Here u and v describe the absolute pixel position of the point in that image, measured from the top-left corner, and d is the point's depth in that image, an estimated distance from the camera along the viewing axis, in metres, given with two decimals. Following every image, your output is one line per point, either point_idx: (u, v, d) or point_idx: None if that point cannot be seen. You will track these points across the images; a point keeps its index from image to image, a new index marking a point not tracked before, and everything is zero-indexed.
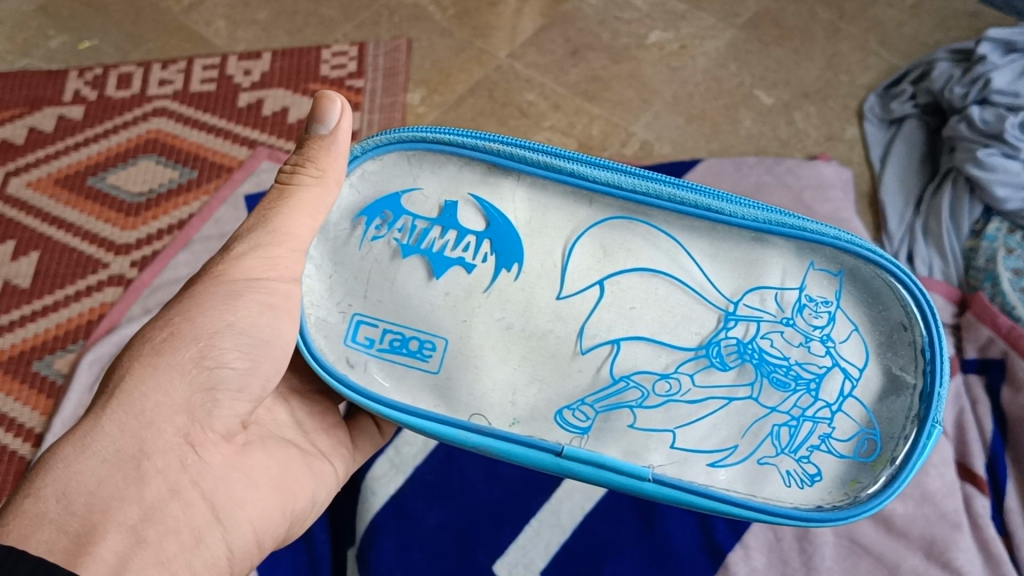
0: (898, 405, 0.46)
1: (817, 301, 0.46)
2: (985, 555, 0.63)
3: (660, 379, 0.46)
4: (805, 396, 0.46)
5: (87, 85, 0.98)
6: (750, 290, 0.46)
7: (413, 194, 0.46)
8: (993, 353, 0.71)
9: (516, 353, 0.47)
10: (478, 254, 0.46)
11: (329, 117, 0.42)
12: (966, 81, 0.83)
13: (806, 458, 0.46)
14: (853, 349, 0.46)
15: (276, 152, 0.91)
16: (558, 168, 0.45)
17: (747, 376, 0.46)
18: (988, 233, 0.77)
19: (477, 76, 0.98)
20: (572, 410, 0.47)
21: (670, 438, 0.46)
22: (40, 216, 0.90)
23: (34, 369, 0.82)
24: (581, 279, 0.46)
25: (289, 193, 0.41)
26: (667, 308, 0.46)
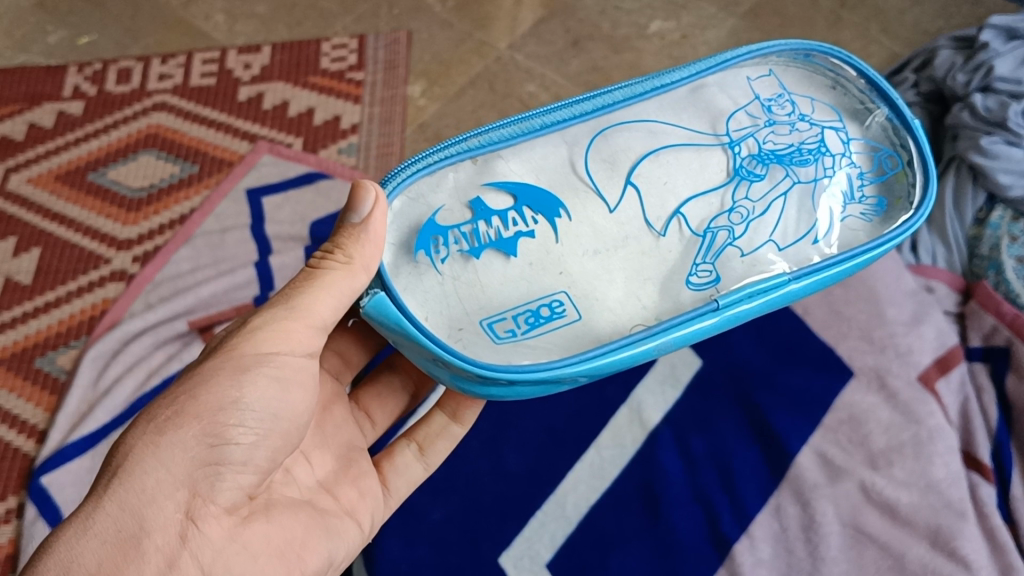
0: (876, 129, 0.56)
1: (776, 99, 0.55)
2: (991, 543, 0.63)
3: (729, 213, 0.52)
4: (824, 158, 0.54)
5: (87, 81, 0.97)
6: (729, 120, 0.54)
7: (442, 212, 0.49)
8: (996, 341, 0.70)
9: (617, 267, 0.50)
10: (528, 220, 0.49)
11: (361, 205, 0.42)
12: (968, 68, 0.82)
13: (862, 198, 0.54)
14: (820, 109, 0.55)
15: (276, 147, 0.91)
16: (529, 126, 0.51)
17: (778, 172, 0.53)
18: (992, 221, 0.77)
19: (477, 68, 0.98)
20: (696, 274, 0.50)
21: (773, 246, 0.51)
22: (41, 212, 0.90)
23: (36, 365, 0.82)
24: (612, 188, 0.51)
25: (315, 276, 0.42)
26: (688, 169, 0.52)
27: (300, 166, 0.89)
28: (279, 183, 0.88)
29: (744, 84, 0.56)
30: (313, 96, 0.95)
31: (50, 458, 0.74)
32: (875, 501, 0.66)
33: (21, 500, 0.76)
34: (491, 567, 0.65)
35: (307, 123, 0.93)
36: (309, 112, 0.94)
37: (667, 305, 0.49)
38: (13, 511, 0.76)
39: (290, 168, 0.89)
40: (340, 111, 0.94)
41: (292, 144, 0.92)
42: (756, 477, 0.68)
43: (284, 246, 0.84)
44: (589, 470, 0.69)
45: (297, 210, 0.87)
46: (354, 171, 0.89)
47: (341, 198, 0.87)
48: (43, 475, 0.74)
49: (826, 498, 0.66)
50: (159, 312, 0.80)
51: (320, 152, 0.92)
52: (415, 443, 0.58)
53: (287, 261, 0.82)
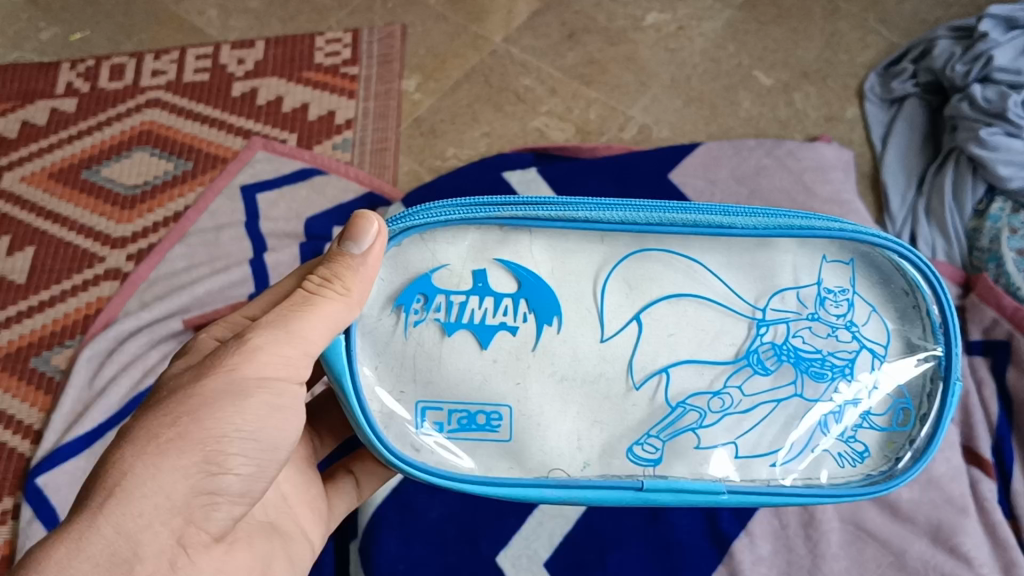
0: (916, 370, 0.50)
1: (835, 292, 0.49)
2: (992, 539, 0.62)
3: (712, 397, 0.49)
4: (841, 380, 0.49)
5: (80, 78, 0.97)
6: (773, 296, 0.49)
7: (442, 272, 0.47)
8: (997, 335, 0.70)
9: (575, 402, 0.49)
10: (518, 316, 0.48)
11: (364, 239, 0.42)
12: (967, 59, 0.81)
13: (853, 437, 0.50)
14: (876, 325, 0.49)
15: (271, 142, 0.90)
16: (572, 218, 0.46)
17: (787, 376, 0.49)
18: (992, 213, 0.76)
19: (472, 62, 0.97)
20: (641, 445, 0.49)
21: (733, 450, 0.49)
22: (34, 210, 0.89)
23: (31, 365, 0.82)
24: (616, 317, 0.48)
25: (312, 303, 0.41)
26: (699, 328, 0.49)
27: (296, 162, 0.88)
28: (276, 179, 0.87)
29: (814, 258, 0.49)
30: (307, 91, 0.94)
31: (46, 459, 0.74)
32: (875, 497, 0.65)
33: (17, 501, 0.75)
34: (489, 566, 0.64)
35: (302, 118, 0.93)
36: (303, 106, 0.93)
37: (600, 461, 0.49)
38: (9, 512, 0.75)
39: (285, 165, 0.88)
40: (335, 106, 0.93)
41: (286, 140, 0.92)
42: None
43: (280, 244, 0.84)
44: None
45: (292, 207, 0.86)
46: (348, 166, 0.88)
47: (336, 195, 0.86)
48: (39, 476, 0.73)
49: None
50: (156, 309, 0.79)
51: (315, 147, 0.91)
52: (354, 474, 0.58)
53: (282, 258, 0.81)
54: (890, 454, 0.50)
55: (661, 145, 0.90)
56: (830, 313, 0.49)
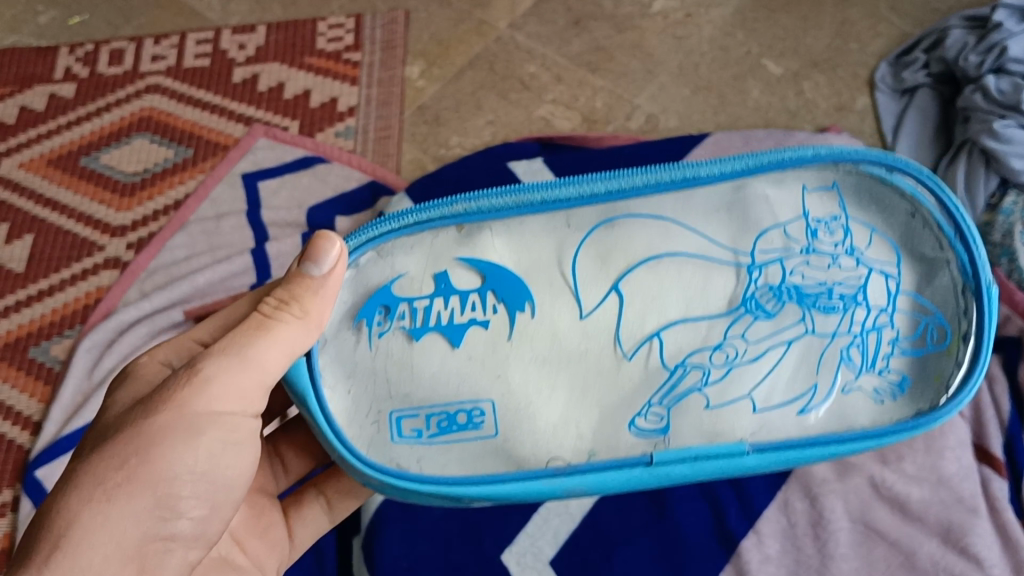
0: (943, 287, 0.47)
1: (828, 222, 0.47)
2: (1003, 539, 0.62)
3: (714, 351, 0.46)
4: (857, 311, 0.46)
5: (79, 62, 0.95)
6: (758, 239, 0.47)
7: (400, 281, 0.46)
8: (1009, 331, 0.69)
9: (562, 383, 0.46)
10: (487, 309, 0.46)
11: (323, 258, 0.40)
12: (981, 49, 0.80)
13: (886, 369, 0.47)
14: (884, 247, 0.47)
15: (272, 129, 0.88)
16: (528, 203, 0.45)
17: (794, 315, 0.46)
18: (1005, 207, 0.75)
19: (477, 48, 0.96)
20: (644, 415, 0.46)
21: (750, 404, 0.46)
22: (33, 197, 0.88)
23: (30, 356, 0.81)
24: (594, 290, 0.46)
25: (266, 327, 0.40)
26: (685, 284, 0.46)
27: (298, 150, 0.87)
28: (277, 167, 0.86)
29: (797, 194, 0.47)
30: (309, 77, 0.93)
31: (46, 450, 0.73)
32: (885, 496, 0.64)
33: (16, 494, 0.75)
34: (494, 564, 0.64)
35: (304, 105, 0.91)
36: (305, 93, 0.92)
37: (603, 441, 0.46)
38: (8, 505, 0.74)
39: (289, 153, 0.87)
40: (337, 93, 0.92)
41: (288, 128, 0.90)
42: None
43: (281, 233, 0.82)
44: None
45: (294, 195, 0.85)
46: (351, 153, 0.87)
47: (338, 182, 0.85)
48: (40, 468, 0.72)
49: (835, 492, 0.64)
50: (156, 300, 0.78)
51: (317, 135, 0.90)
52: (325, 496, 0.56)
53: (284, 247, 0.80)
54: (935, 387, 0.47)
55: (667, 135, 0.89)
56: (824, 241, 0.46)
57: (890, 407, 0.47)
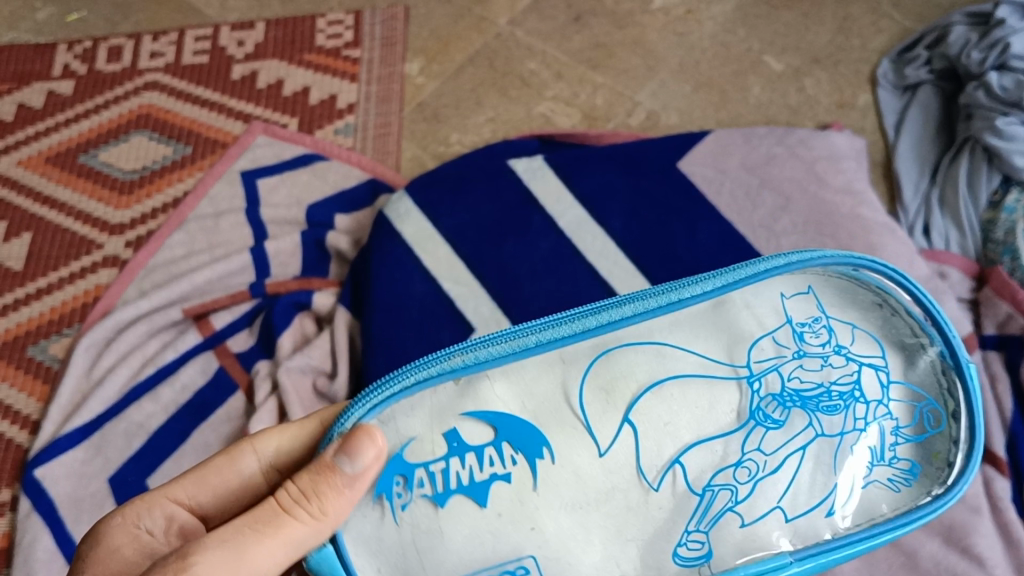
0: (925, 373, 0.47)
1: (811, 323, 0.45)
2: (1004, 539, 0.62)
3: (735, 469, 0.43)
4: (857, 405, 0.45)
5: (77, 59, 0.95)
6: (751, 349, 0.44)
7: (412, 446, 0.41)
8: (1012, 330, 0.69)
9: (596, 527, 0.42)
10: (505, 461, 0.41)
11: (358, 459, 0.37)
12: (984, 45, 0.80)
13: (894, 458, 0.46)
14: (865, 341, 0.46)
15: (271, 127, 0.88)
16: (521, 344, 0.42)
17: (798, 419, 0.44)
18: (1007, 205, 0.74)
19: (477, 44, 0.95)
20: (685, 545, 0.43)
21: (782, 514, 0.44)
22: (31, 195, 0.87)
23: (28, 354, 0.80)
24: (607, 425, 0.42)
25: (277, 524, 0.37)
26: (691, 405, 0.43)
27: (297, 148, 0.87)
28: (276, 165, 0.86)
29: (776, 302, 0.46)
30: (308, 74, 0.92)
31: (43, 449, 0.71)
32: None
33: (15, 493, 0.74)
34: None
35: (303, 102, 0.91)
36: (304, 90, 0.92)
37: (648, 570, 0.43)
38: (7, 504, 0.73)
39: (287, 150, 0.87)
40: (336, 89, 0.91)
41: (287, 125, 0.90)
42: None
43: (280, 231, 0.82)
44: None
45: (293, 193, 0.84)
46: (350, 151, 0.87)
47: (338, 180, 0.85)
48: (37, 467, 0.70)
49: None
50: (154, 298, 0.77)
51: (316, 132, 0.90)
52: None
53: (283, 246, 0.79)
54: (938, 465, 0.46)
55: (668, 132, 0.88)
56: (813, 344, 0.45)
57: (906, 496, 0.46)
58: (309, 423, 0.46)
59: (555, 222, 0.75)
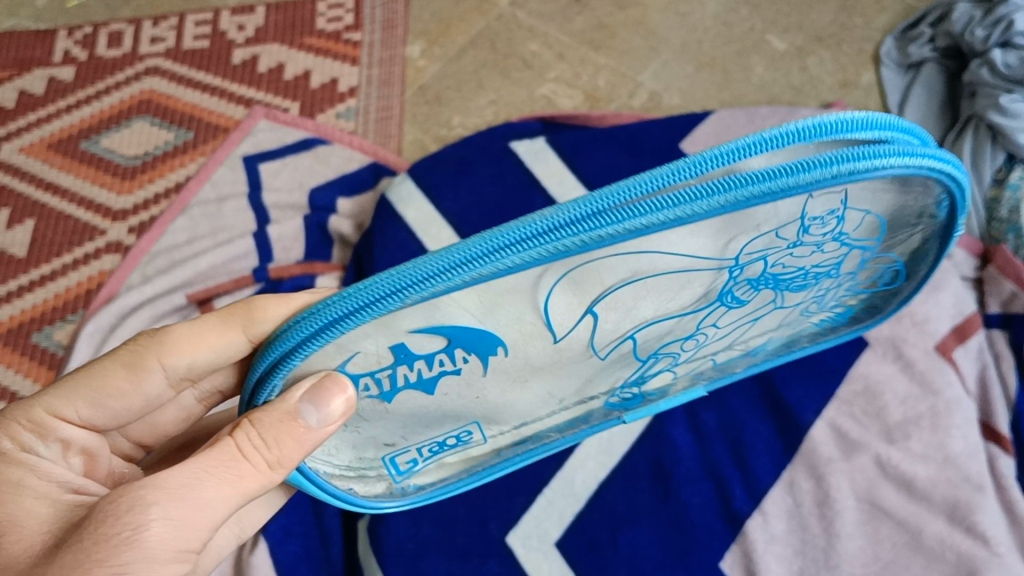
0: (914, 237, 0.48)
1: (820, 213, 0.39)
2: (1009, 517, 0.61)
3: (685, 339, 0.48)
4: (827, 277, 0.47)
5: (77, 45, 0.95)
6: (746, 245, 0.40)
7: (356, 358, 0.38)
8: (1016, 308, 0.68)
9: (533, 381, 0.47)
10: (457, 360, 0.41)
11: (327, 410, 0.38)
12: (988, 23, 0.79)
13: (831, 297, 0.52)
14: (863, 228, 0.44)
15: (272, 112, 0.88)
16: (479, 276, 0.35)
17: (766, 294, 0.46)
18: (1011, 181, 0.74)
19: (478, 26, 0.95)
20: (620, 392, 0.53)
21: (711, 355, 0.53)
22: (33, 181, 0.87)
23: (33, 341, 0.80)
24: (566, 315, 0.41)
25: (235, 470, 0.37)
26: (663, 287, 0.42)
27: (298, 131, 0.86)
28: (277, 149, 0.85)
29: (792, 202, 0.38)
30: (309, 58, 0.92)
31: None
32: (891, 475, 0.63)
33: None
34: (500, 546, 0.63)
35: (304, 86, 0.91)
36: (305, 74, 0.92)
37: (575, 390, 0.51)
38: None
39: (288, 134, 0.86)
40: (338, 73, 0.91)
41: (288, 109, 0.90)
42: (770, 452, 0.65)
43: (283, 215, 0.81)
44: (597, 445, 0.67)
45: (295, 176, 0.84)
46: (352, 135, 0.87)
47: (341, 163, 0.84)
48: None
49: (841, 471, 0.64)
50: (157, 284, 0.77)
51: (318, 116, 0.89)
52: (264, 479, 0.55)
53: (286, 230, 0.79)
54: (845, 291, 0.54)
55: (672, 113, 0.88)
56: (815, 234, 0.41)
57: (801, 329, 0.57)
58: (228, 337, 0.42)
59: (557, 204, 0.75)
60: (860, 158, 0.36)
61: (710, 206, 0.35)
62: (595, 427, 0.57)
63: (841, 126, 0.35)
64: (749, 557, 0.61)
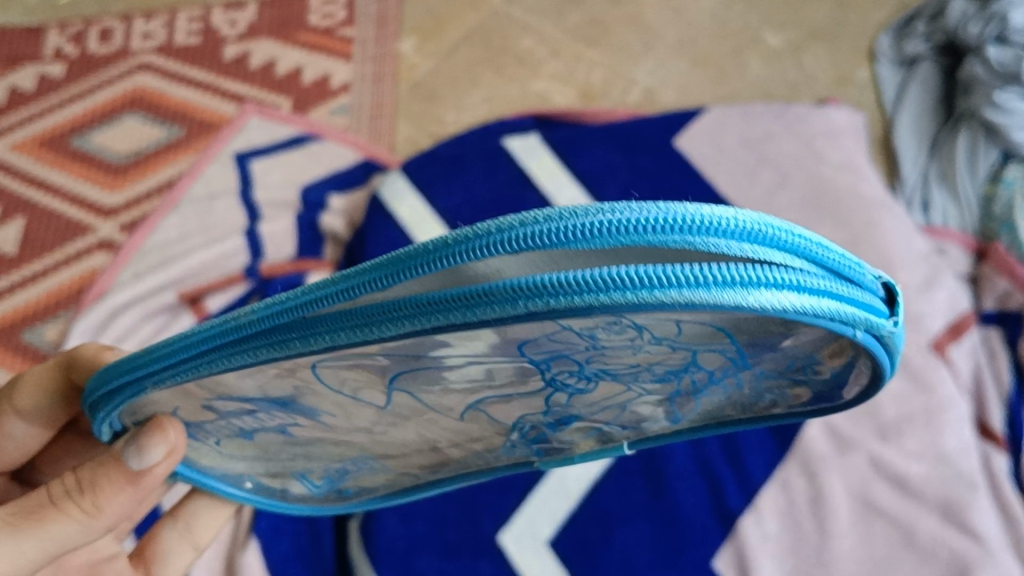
0: (808, 339, 0.29)
1: (609, 328, 0.27)
2: (1003, 514, 0.61)
3: (544, 415, 0.38)
4: (692, 376, 0.33)
5: (69, 42, 0.94)
6: (525, 349, 0.28)
7: (185, 409, 0.37)
8: (1011, 305, 0.69)
9: (398, 432, 0.40)
10: (283, 418, 0.37)
11: (137, 457, 0.37)
12: (983, 18, 0.79)
13: (760, 394, 0.36)
14: (698, 333, 0.28)
15: (264, 109, 0.87)
16: (215, 362, 0.30)
17: (615, 388, 0.34)
18: (1007, 179, 0.74)
19: (471, 22, 0.95)
20: (511, 448, 0.44)
21: (614, 432, 0.41)
22: (24, 179, 0.87)
23: (23, 339, 0.78)
24: (365, 386, 0.33)
25: (41, 516, 0.38)
26: (466, 376, 0.32)
27: (290, 128, 0.86)
28: (269, 146, 0.85)
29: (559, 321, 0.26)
30: (303, 54, 0.92)
31: None
32: (884, 472, 0.63)
33: None
34: (494, 545, 0.62)
35: (297, 83, 0.91)
36: (297, 71, 0.91)
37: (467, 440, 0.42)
38: None
39: (280, 130, 0.86)
40: (331, 69, 0.91)
41: (280, 106, 0.89)
42: (762, 447, 0.65)
43: (275, 213, 0.81)
44: None
45: (287, 174, 0.83)
46: (346, 132, 0.86)
47: (333, 161, 0.84)
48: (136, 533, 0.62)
49: (835, 468, 0.63)
50: (147, 281, 0.76)
51: (310, 112, 0.89)
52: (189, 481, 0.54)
53: (278, 228, 0.79)
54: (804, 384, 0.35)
55: (667, 110, 0.87)
56: (640, 340, 0.28)
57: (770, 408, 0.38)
58: (54, 370, 0.48)
59: (550, 201, 0.74)
60: (607, 282, 0.23)
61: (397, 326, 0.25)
62: (511, 467, 0.47)
63: (596, 227, 0.23)
64: (742, 555, 0.61)
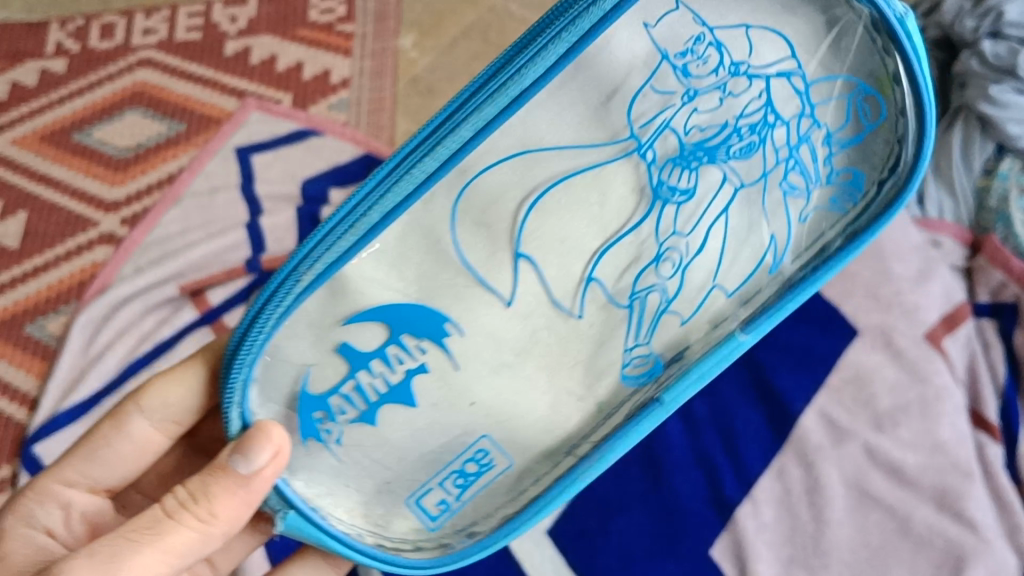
0: (859, 51, 0.39)
1: (695, 46, 0.38)
2: (998, 504, 0.62)
3: (656, 264, 0.42)
4: (774, 133, 0.40)
5: (70, 37, 0.94)
6: (630, 112, 0.39)
7: (311, 375, 0.39)
8: (1005, 298, 0.69)
9: (525, 372, 0.42)
10: (412, 353, 0.40)
11: (250, 455, 0.37)
12: (978, 13, 0.79)
13: (830, 176, 0.42)
14: (768, 47, 0.39)
15: (264, 104, 0.88)
16: (361, 223, 0.36)
17: (708, 175, 0.41)
18: (1001, 172, 0.74)
19: (469, 18, 0.95)
20: (629, 364, 0.43)
21: (722, 291, 0.43)
22: (26, 173, 0.87)
23: (26, 332, 0.79)
24: (505, 239, 0.39)
25: (159, 528, 0.36)
26: (586, 206, 0.40)
27: (291, 123, 0.87)
28: (268, 141, 0.85)
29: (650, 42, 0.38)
30: (302, 49, 0.93)
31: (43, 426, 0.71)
32: (880, 462, 0.64)
33: (15, 470, 0.73)
34: None
35: (296, 78, 0.91)
36: (297, 66, 0.92)
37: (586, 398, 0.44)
38: (8, 481, 0.72)
39: (279, 125, 0.86)
40: (330, 65, 0.92)
41: (281, 101, 0.90)
42: (759, 438, 0.66)
43: (275, 207, 0.81)
44: None
45: (286, 169, 0.84)
46: (346, 128, 0.87)
47: (333, 155, 0.84)
48: None
49: (831, 458, 0.64)
50: (148, 276, 0.76)
51: (310, 107, 0.90)
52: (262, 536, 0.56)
53: (279, 221, 0.80)
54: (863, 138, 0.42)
55: None
56: (719, 74, 0.39)
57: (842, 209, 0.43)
58: (192, 368, 0.45)
59: None
60: None
61: (546, 64, 0.34)
62: (631, 429, 0.43)
63: None
64: (739, 545, 0.61)
